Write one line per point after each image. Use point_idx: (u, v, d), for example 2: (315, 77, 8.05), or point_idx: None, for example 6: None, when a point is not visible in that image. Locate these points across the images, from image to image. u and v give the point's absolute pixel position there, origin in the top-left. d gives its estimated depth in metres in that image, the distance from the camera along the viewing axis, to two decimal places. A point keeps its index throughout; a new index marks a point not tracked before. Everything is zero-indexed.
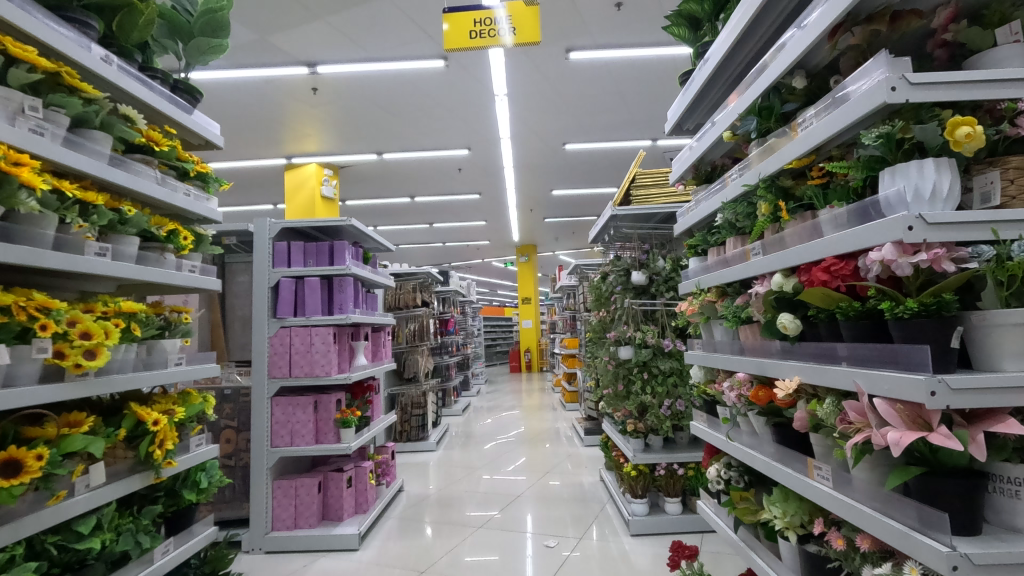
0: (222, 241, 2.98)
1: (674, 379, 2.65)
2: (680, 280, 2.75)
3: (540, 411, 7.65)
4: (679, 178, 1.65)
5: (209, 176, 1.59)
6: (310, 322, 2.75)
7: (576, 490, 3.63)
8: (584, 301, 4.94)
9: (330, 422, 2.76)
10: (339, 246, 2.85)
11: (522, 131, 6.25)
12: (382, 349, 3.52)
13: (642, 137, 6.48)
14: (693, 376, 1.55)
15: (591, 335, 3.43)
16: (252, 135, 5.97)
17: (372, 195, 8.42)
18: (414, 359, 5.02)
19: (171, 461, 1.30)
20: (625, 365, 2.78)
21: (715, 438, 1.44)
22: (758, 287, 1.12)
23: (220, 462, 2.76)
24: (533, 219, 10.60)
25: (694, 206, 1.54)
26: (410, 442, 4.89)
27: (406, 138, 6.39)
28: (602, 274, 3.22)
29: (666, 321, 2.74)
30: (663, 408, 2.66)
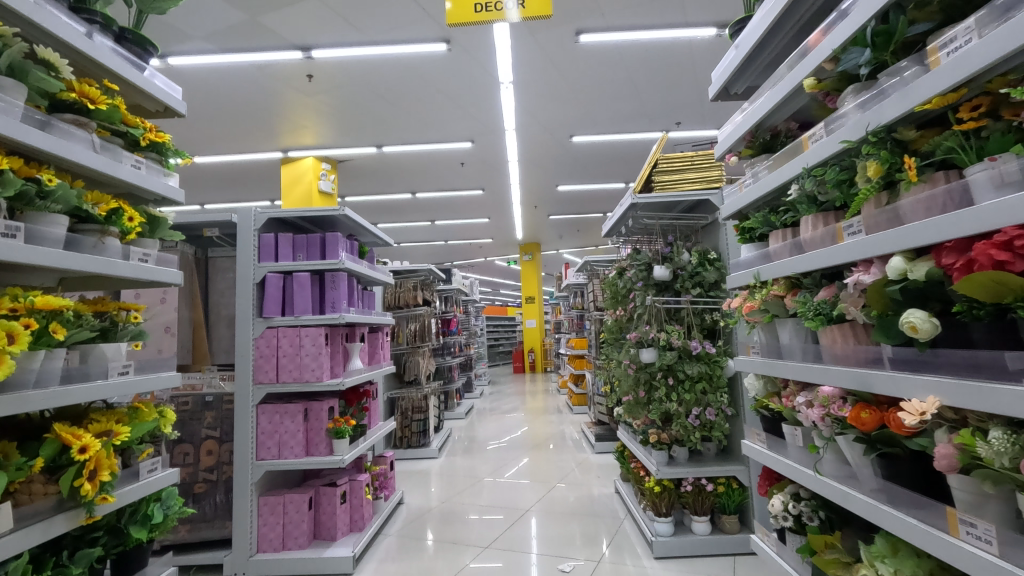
0: (204, 233, 2.72)
1: (703, 385, 2.39)
2: (707, 275, 2.49)
3: (545, 413, 7.39)
4: (728, 152, 1.40)
5: (166, 146, 1.33)
6: (299, 322, 2.50)
7: (589, 503, 3.36)
8: (594, 299, 4.68)
9: (322, 433, 2.51)
10: (332, 238, 2.60)
11: (528, 122, 5.99)
12: (380, 351, 3.26)
13: (652, 129, 6.21)
14: (748, 389, 1.33)
15: (606, 335, 3.17)
16: (246, 126, 5.71)
17: (371, 191, 8.17)
18: (414, 360, 4.77)
19: (107, 496, 1.04)
20: (646, 370, 2.51)
21: (780, 462, 1.18)
22: (861, 274, 0.86)
23: (200, 476, 2.48)
24: (536, 215, 10.34)
25: (751, 181, 1.29)
26: (410, 448, 4.62)
27: (406, 129, 6.13)
28: (618, 269, 2.96)
29: (692, 321, 2.50)
30: (691, 417, 2.40)
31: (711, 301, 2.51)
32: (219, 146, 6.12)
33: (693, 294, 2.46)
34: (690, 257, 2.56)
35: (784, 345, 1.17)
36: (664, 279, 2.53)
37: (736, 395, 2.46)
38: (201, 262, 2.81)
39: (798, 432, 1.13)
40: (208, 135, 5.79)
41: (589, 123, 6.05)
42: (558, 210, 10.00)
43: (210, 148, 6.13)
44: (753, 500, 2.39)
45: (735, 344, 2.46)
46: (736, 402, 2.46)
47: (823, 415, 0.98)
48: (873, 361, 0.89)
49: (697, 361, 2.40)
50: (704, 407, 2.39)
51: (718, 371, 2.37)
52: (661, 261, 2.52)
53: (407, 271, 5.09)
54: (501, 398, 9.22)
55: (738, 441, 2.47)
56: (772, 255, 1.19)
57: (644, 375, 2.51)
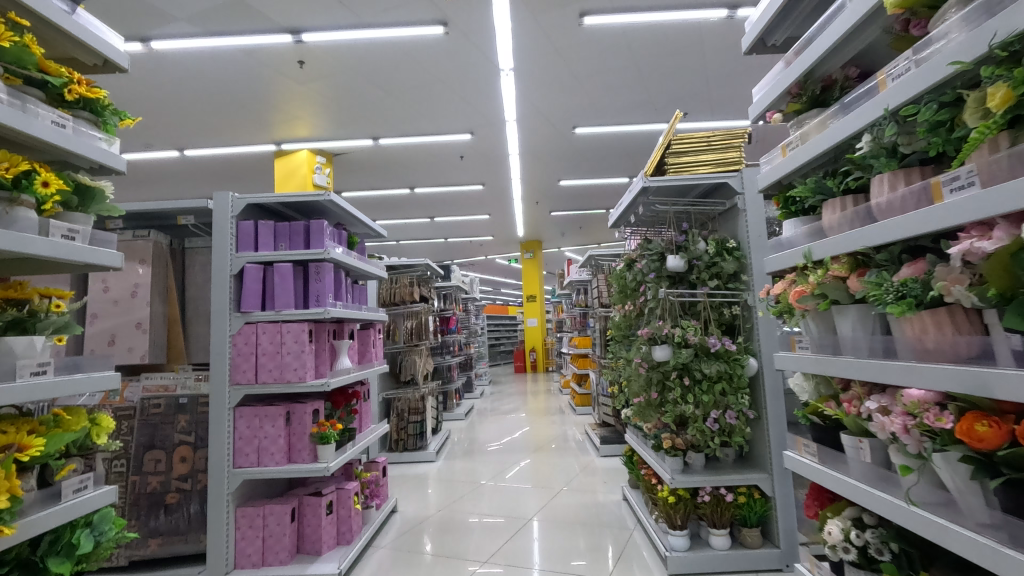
0: (179, 221, 2.52)
1: (722, 385, 2.17)
2: (726, 265, 2.29)
3: (547, 414, 7.18)
4: (769, 110, 1.23)
5: (102, 105, 1.13)
6: (280, 318, 2.29)
7: (595, 511, 3.15)
8: (600, 295, 4.48)
9: (305, 438, 2.31)
10: (316, 225, 2.40)
11: (529, 112, 5.78)
12: (372, 349, 3.05)
13: (658, 119, 6.01)
14: (796, 393, 1.18)
15: (613, 332, 2.97)
16: (237, 116, 5.52)
17: (369, 185, 7.97)
18: (411, 359, 4.56)
19: (4, 528, 0.83)
20: (658, 368, 2.30)
21: (841, 482, 1.00)
22: (976, 243, 0.70)
23: (173, 485, 2.27)
24: (538, 212, 10.13)
25: (801, 141, 1.12)
26: (406, 451, 4.42)
27: (404, 120, 5.93)
28: (626, 260, 2.75)
29: (710, 315, 2.29)
30: (709, 421, 2.21)
31: (731, 293, 2.31)
32: (210, 137, 5.93)
33: (711, 285, 2.26)
34: (707, 245, 2.35)
35: (841, 338, 1.00)
36: (679, 269, 2.34)
37: (757, 396, 2.26)
38: (177, 254, 2.62)
39: (868, 446, 0.95)
40: (198, 125, 5.61)
41: (593, 113, 5.84)
42: (560, 206, 9.79)
43: (200, 139, 5.94)
44: (777, 512, 2.18)
45: (757, 341, 2.26)
46: (758, 404, 2.25)
47: (910, 425, 0.81)
48: (988, 355, 0.71)
49: (715, 359, 2.19)
50: (723, 409, 2.18)
51: (738, 370, 2.15)
52: (675, 250, 2.32)
53: (404, 267, 4.86)
54: (502, 398, 9.00)
55: (760, 447, 2.26)
56: (826, 229, 1.02)
57: (656, 375, 2.29)
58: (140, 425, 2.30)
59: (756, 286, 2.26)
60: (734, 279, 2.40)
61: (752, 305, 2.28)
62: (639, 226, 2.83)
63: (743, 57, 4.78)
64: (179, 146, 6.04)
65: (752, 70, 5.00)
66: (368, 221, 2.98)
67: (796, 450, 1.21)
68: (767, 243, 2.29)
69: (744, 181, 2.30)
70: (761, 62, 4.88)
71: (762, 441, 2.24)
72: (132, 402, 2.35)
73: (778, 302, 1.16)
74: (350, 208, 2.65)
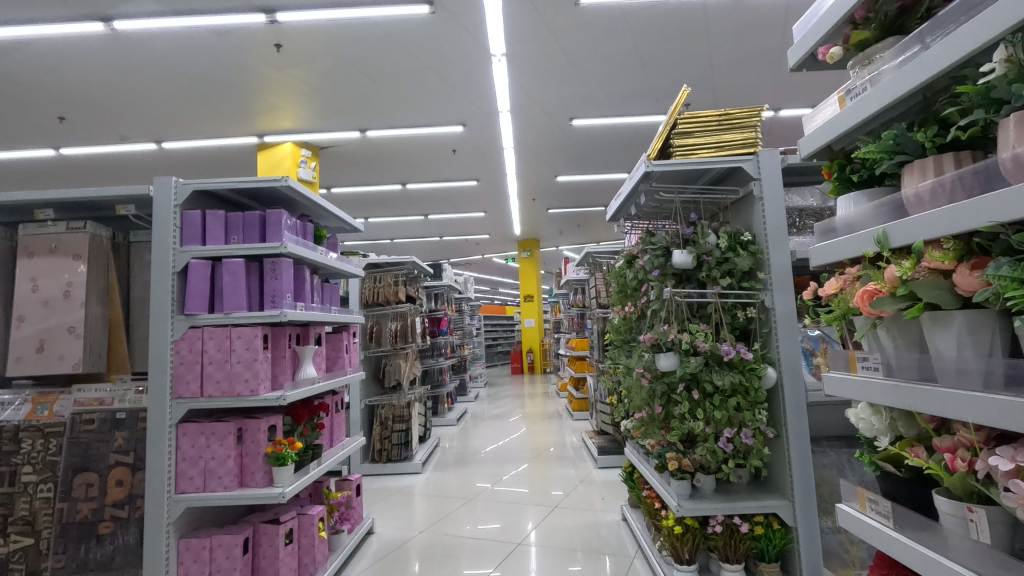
0: (119, 211, 2.23)
1: (737, 399, 1.89)
2: (740, 261, 2.01)
3: (543, 419, 6.89)
4: (826, 44, 1.13)
5: None
6: (230, 321, 2.01)
7: (591, 531, 2.87)
8: (597, 294, 4.20)
9: (259, 459, 2.03)
10: (274, 216, 2.12)
11: (524, 102, 5.51)
12: (344, 356, 2.77)
13: (658, 109, 5.74)
14: (871, 434, 1.02)
15: (611, 336, 2.69)
16: (216, 105, 5.25)
17: (359, 181, 7.69)
18: (396, 363, 4.25)
19: None
20: (662, 378, 2.02)
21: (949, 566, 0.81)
22: None
23: (107, 513, 1.98)
24: (535, 209, 9.84)
25: (874, 84, 0.96)
26: (391, 461, 4.14)
27: (392, 110, 5.65)
28: (625, 255, 2.48)
29: (721, 318, 2.01)
30: (721, 441, 1.91)
31: (745, 294, 2.03)
32: (189, 128, 5.66)
33: (723, 284, 1.99)
34: (718, 238, 2.08)
35: (937, 359, 0.84)
36: (686, 267, 2.07)
37: (777, 411, 1.98)
38: (120, 249, 2.32)
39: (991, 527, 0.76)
40: (175, 113, 5.34)
41: (590, 102, 5.57)
42: (558, 204, 9.51)
43: (178, 130, 5.66)
44: (800, 544, 1.89)
45: (776, 348, 1.98)
46: (777, 421, 1.97)
47: None
48: None
49: (728, 368, 1.91)
50: (738, 426, 1.88)
51: (754, 383, 1.86)
52: (682, 245, 2.06)
53: (388, 265, 4.51)
54: (498, 401, 8.71)
55: (779, 469, 1.97)
56: (917, 202, 0.86)
57: (660, 386, 2.00)
58: (69, 444, 2.01)
59: (774, 285, 1.98)
60: (748, 277, 2.12)
61: (769, 307, 2.00)
62: (642, 218, 2.56)
63: (749, 40, 4.50)
64: (156, 138, 5.77)
65: (758, 55, 4.72)
66: (340, 212, 2.69)
67: (866, 510, 1.02)
68: (786, 235, 2.01)
69: (760, 164, 2.02)
70: (767, 46, 4.60)
71: (782, 463, 1.95)
72: (62, 418, 2.05)
73: (833, 304, 1.02)
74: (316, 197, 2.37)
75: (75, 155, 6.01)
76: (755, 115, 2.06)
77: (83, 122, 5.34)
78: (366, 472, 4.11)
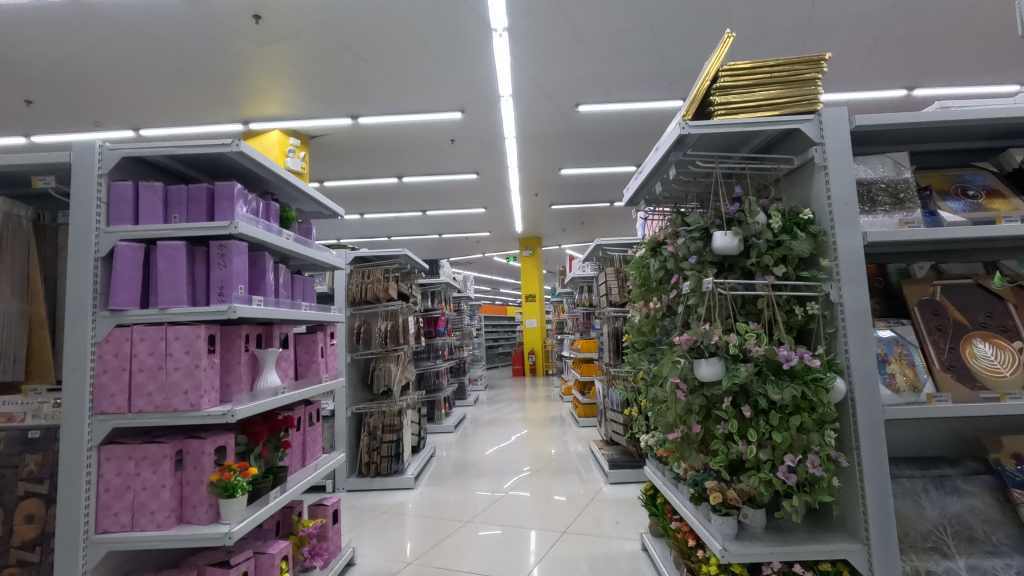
0: (39, 185, 1.84)
1: (798, 417, 1.49)
2: (798, 245, 1.63)
3: (547, 425, 6.50)
4: None
5: None
6: (167, 317, 1.61)
7: (605, 562, 2.48)
8: (608, 290, 3.82)
9: (203, 489, 1.63)
10: (224, 189, 1.73)
11: (526, 84, 5.13)
12: (319, 361, 2.37)
13: (669, 93, 5.36)
14: None
15: (632, 338, 2.32)
16: (195, 86, 4.89)
17: (352, 173, 7.32)
18: (386, 367, 3.86)
19: None
20: (700, 389, 1.64)
21: None
22: None
23: (12, 557, 1.60)
24: (538, 205, 9.47)
25: None
26: (380, 476, 3.75)
27: (384, 95, 5.28)
28: (650, 241, 2.11)
29: (774, 315, 1.62)
30: (779, 469, 1.52)
31: (805, 285, 1.65)
32: (168, 113, 5.31)
33: (777, 272, 1.60)
34: (770, 217, 1.69)
35: None
36: (730, 254, 1.69)
37: (847, 433, 1.59)
38: (46, 233, 1.93)
39: None
40: (152, 96, 4.99)
41: (596, 85, 5.20)
42: (562, 198, 9.13)
43: (155, 116, 5.32)
44: None
45: (843, 353, 1.59)
46: (847, 446, 1.58)
47: None
48: None
49: (788, 379, 1.52)
50: (802, 453, 1.48)
51: (822, 398, 1.47)
52: (726, 226, 1.68)
53: (377, 259, 4.11)
54: (498, 405, 8.33)
55: (849, 507, 1.57)
56: None
57: (699, 400, 1.62)
58: None
59: (843, 274, 1.59)
60: (806, 265, 1.74)
61: (835, 303, 1.61)
62: (669, 194, 2.19)
63: (773, 14, 4.12)
64: (134, 124, 5.43)
65: (780, 32, 4.34)
66: (314, 190, 2.31)
67: None
68: (857, 214, 1.62)
69: (823, 125, 1.63)
70: (792, 21, 4.21)
71: (853, 497, 1.56)
72: None
73: None
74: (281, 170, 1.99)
75: (49, 143, 5.67)
76: (815, 65, 1.63)
77: (53, 107, 5.00)
78: (352, 487, 3.72)
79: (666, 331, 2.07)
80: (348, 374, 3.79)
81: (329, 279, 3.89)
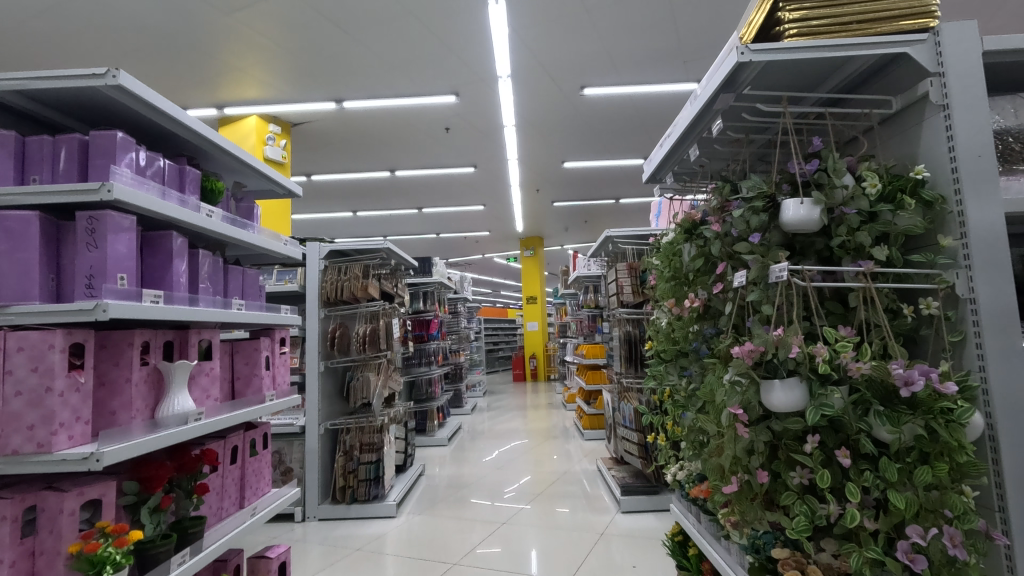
0: None
1: (926, 467, 0.99)
2: (906, 216, 1.14)
3: (549, 436, 6.01)
4: None
5: None
6: (6, 317, 1.12)
7: None
8: (620, 289, 3.34)
9: (59, 564, 1.13)
10: (102, 140, 1.26)
11: (526, 63, 4.67)
12: (263, 375, 1.90)
13: (683, 74, 4.90)
14: None
15: (660, 346, 1.83)
16: (162, 62, 4.44)
17: (341, 165, 6.86)
18: (363, 378, 3.38)
19: None
20: (768, 419, 1.16)
21: None
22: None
23: None
24: (539, 202, 9.00)
25: None
26: (357, 502, 3.25)
27: (371, 76, 4.82)
28: (685, 221, 1.63)
29: (875, 316, 1.13)
30: (897, 546, 1.01)
31: (916, 275, 1.16)
32: None
33: (881, 254, 1.12)
34: (861, 178, 1.21)
35: None
36: (808, 230, 1.21)
37: (983, 488, 1.10)
38: None
39: None
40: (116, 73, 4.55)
41: (603, 64, 4.73)
42: (564, 195, 8.66)
43: None
44: None
45: (979, 373, 1.10)
46: (985, 508, 1.09)
47: None
48: None
49: (905, 411, 1.03)
50: (931, 521, 0.99)
51: (963, 440, 0.98)
52: (801, 190, 1.20)
53: (357, 254, 3.63)
54: (497, 413, 7.85)
55: None
56: None
57: (767, 436, 1.13)
58: None
59: (976, 256, 1.10)
60: (911, 247, 1.25)
61: (963, 299, 1.13)
62: (708, 161, 1.71)
63: None
64: None
65: None
66: (258, 160, 1.85)
67: None
68: (994, 173, 1.13)
69: (942, 47, 1.15)
70: None
71: None
72: None
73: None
74: (202, 127, 1.51)
75: None
76: None
77: None
78: (323, 515, 3.24)
79: (705, 337, 1.59)
80: (321, 385, 3.32)
81: (300, 276, 3.40)
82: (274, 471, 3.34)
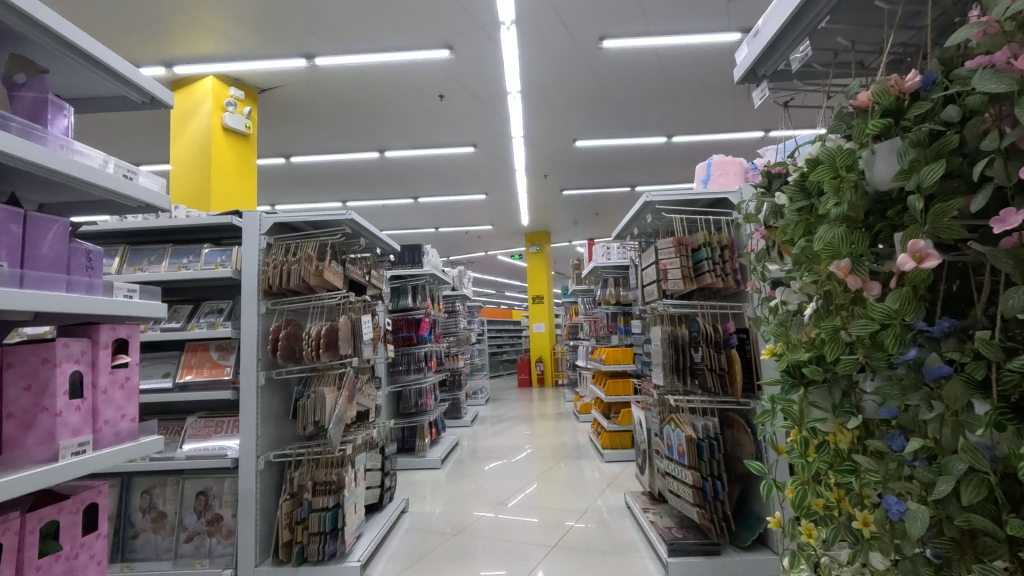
0: None
1: None
2: None
3: (560, 453, 5.16)
4: None
5: None
6: None
7: None
8: (659, 274, 2.50)
9: None
10: None
11: (538, 6, 3.81)
12: (76, 406, 1.04)
13: (728, 21, 4.06)
14: None
15: (798, 354, 0.98)
16: (95, 6, 3.63)
17: (323, 144, 6.03)
18: (318, 394, 2.48)
19: None
20: None
21: None
22: None
23: None
24: (545, 190, 8.17)
25: None
26: (308, 563, 2.38)
27: (351, 25, 3.98)
28: (882, 96, 0.80)
29: None
30: None
31: None
32: None
33: None
34: None
35: None
36: None
37: None
38: None
39: None
40: None
41: (628, 8, 3.87)
42: (574, 181, 7.82)
43: None
44: None
45: None
46: None
47: None
48: None
49: None
50: None
51: None
52: None
53: (314, 229, 2.77)
54: (500, 424, 7.00)
55: None
56: None
57: None
58: None
59: None
60: None
61: None
62: None
63: None
64: None
65: None
66: None
67: None
68: None
69: None
70: None
71: None
72: None
73: None
74: None
75: None
76: None
77: None
78: None
79: (926, 337, 0.77)
80: (261, 404, 2.46)
81: (235, 258, 2.55)
82: (197, 519, 2.47)
